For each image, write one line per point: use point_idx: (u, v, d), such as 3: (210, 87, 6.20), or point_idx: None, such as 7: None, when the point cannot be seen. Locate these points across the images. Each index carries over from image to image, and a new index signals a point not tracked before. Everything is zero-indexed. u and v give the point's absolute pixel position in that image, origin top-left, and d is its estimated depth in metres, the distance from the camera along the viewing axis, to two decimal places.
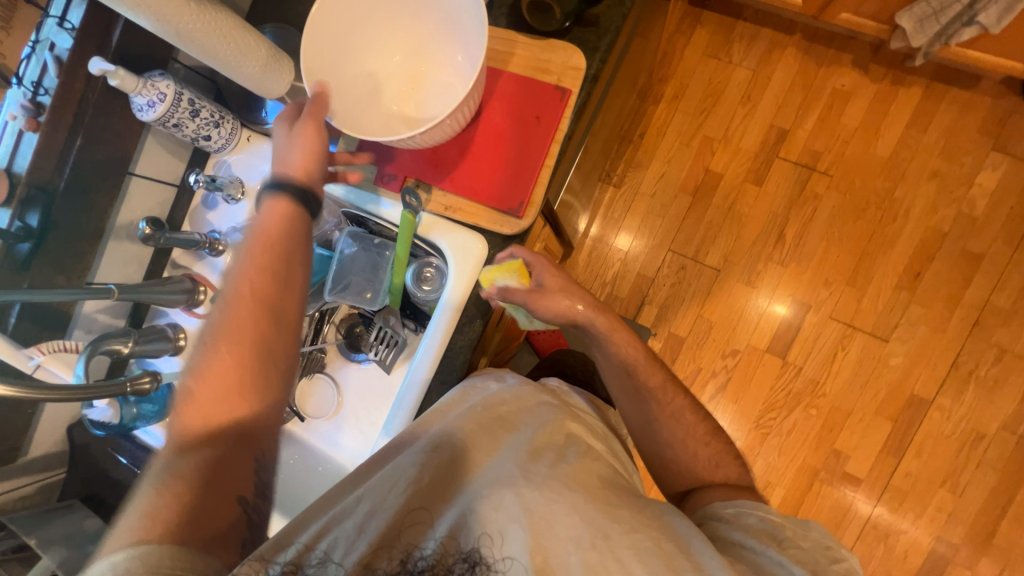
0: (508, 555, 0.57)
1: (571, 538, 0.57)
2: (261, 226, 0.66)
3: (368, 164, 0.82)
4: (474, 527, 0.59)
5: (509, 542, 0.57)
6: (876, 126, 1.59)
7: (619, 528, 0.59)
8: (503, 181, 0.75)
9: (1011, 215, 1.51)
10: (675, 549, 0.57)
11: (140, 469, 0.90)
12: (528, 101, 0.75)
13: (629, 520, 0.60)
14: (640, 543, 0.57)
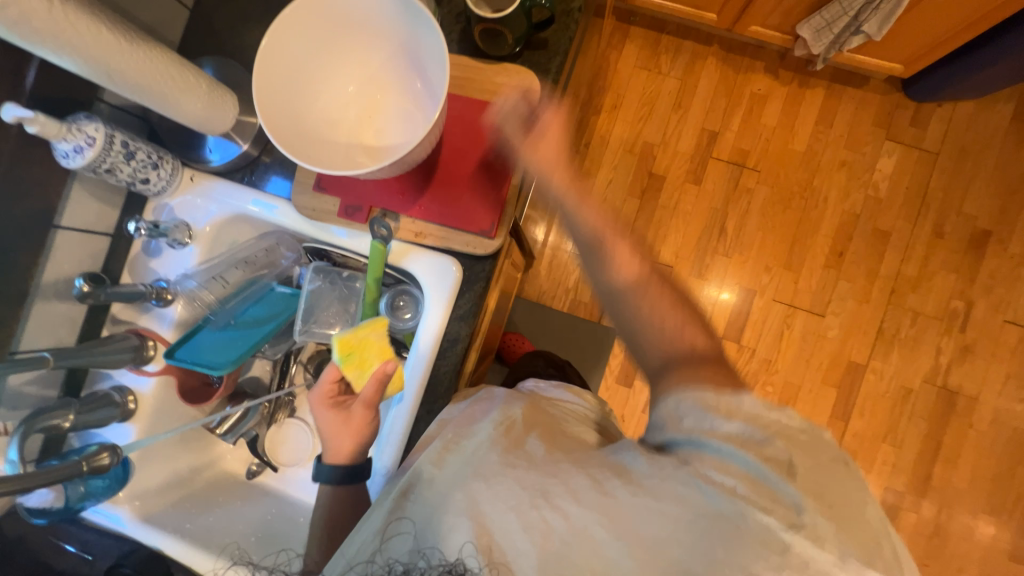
0: (460, 550, 0.54)
1: (513, 507, 0.54)
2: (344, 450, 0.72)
3: (329, 197, 0.79)
4: (433, 537, 0.56)
5: (457, 534, 0.55)
6: (791, 125, 1.76)
7: (558, 481, 0.55)
8: (472, 204, 0.76)
9: (908, 194, 1.72)
10: (611, 476, 0.55)
11: (92, 556, 0.79)
12: (488, 124, 0.76)
13: (571, 470, 0.56)
14: (579, 488, 0.54)
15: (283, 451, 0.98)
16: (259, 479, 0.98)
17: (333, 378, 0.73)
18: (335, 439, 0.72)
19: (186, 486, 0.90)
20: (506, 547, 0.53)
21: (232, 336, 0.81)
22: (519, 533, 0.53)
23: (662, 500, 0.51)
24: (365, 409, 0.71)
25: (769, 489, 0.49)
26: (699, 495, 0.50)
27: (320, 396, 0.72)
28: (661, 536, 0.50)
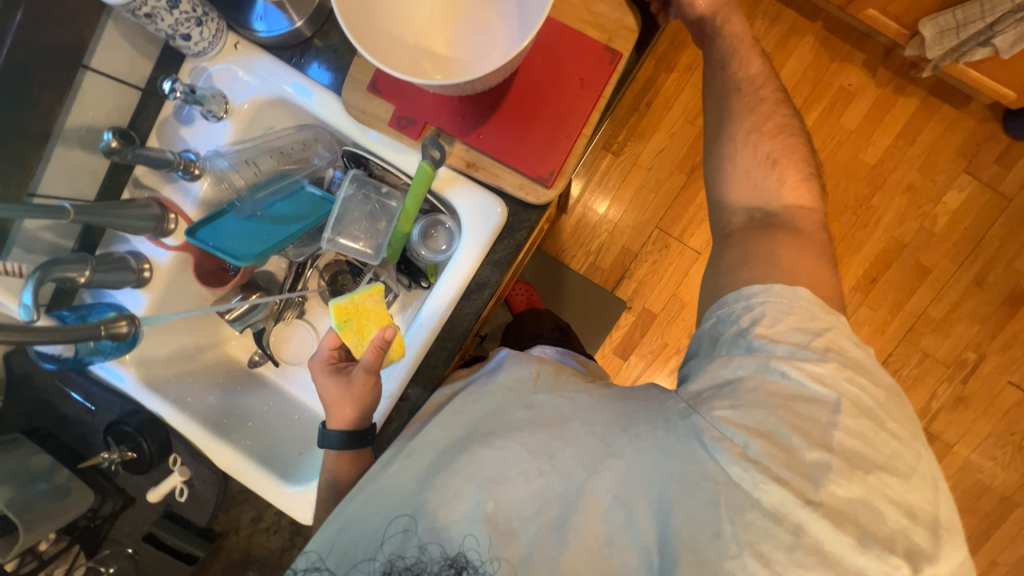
0: (471, 523, 0.57)
1: (521, 474, 0.58)
2: (344, 412, 0.74)
3: (382, 102, 0.72)
4: (430, 531, 0.59)
5: (464, 514, 0.58)
6: (872, 134, 1.62)
7: (567, 447, 0.58)
8: (535, 145, 0.70)
9: (964, 234, 1.63)
10: (616, 436, 0.56)
11: (95, 407, 0.83)
12: (573, 59, 0.68)
13: (576, 430, 0.58)
14: (581, 454, 0.57)
15: (286, 348, 0.99)
16: (260, 369, 0.99)
17: (334, 343, 0.78)
18: (338, 402, 0.74)
19: (192, 361, 0.91)
20: (513, 516, 0.57)
21: (254, 229, 0.77)
22: (524, 497, 0.57)
23: (661, 464, 0.53)
24: (360, 379, 0.73)
25: (785, 464, 0.50)
26: (705, 461, 0.52)
27: (320, 362, 0.77)
28: (660, 501, 0.53)
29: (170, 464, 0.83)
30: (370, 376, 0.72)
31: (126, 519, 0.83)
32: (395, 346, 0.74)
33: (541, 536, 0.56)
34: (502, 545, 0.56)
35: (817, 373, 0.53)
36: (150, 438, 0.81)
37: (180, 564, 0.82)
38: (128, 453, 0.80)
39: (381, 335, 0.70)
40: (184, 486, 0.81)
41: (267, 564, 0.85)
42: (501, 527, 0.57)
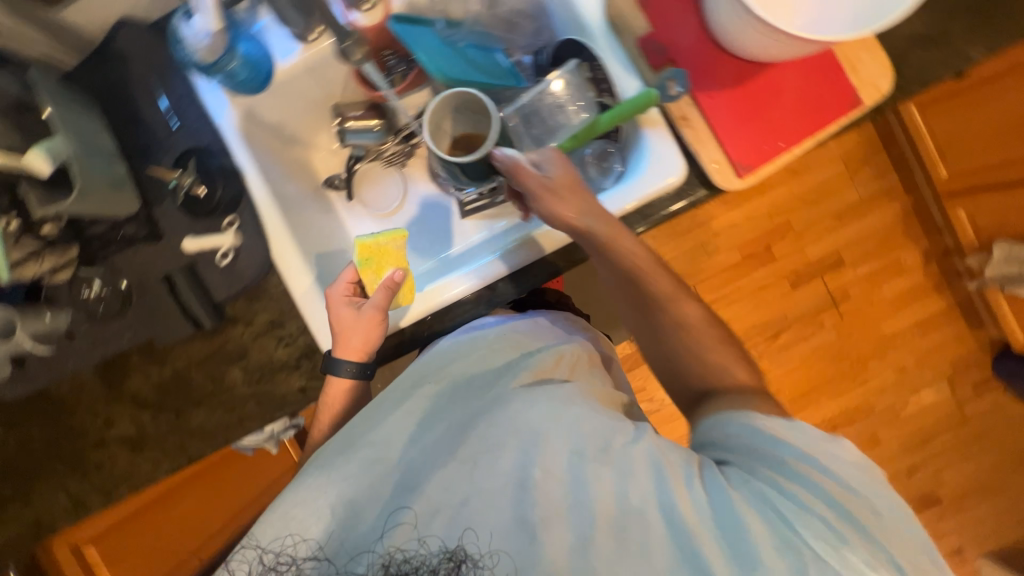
0: (501, 519, 0.54)
1: (570, 454, 0.56)
2: (346, 331, 0.72)
3: (642, 18, 0.72)
4: (441, 521, 0.55)
5: (498, 499, 0.54)
6: (915, 325, 1.61)
7: (621, 439, 0.58)
8: (748, 135, 0.70)
9: (937, 434, 1.64)
10: (681, 461, 0.55)
11: (177, 126, 0.75)
12: (818, 85, 0.70)
13: (642, 441, 0.57)
14: (640, 458, 0.56)
15: (367, 189, 0.94)
16: (330, 193, 0.93)
17: (352, 280, 0.75)
18: (344, 332, 0.72)
19: (286, 145, 0.86)
20: (558, 502, 0.54)
21: (456, 60, 0.76)
22: (574, 487, 0.55)
23: (715, 501, 0.51)
24: (365, 317, 0.71)
25: (852, 533, 0.49)
26: (746, 511, 0.50)
27: (331, 292, 0.74)
28: (722, 533, 0.50)
29: (224, 224, 0.75)
30: (381, 320, 0.72)
31: (138, 254, 0.76)
32: (405, 291, 0.75)
33: (596, 526, 0.53)
34: (543, 536, 0.52)
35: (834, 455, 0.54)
36: (226, 186, 0.74)
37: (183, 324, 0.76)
38: (199, 188, 0.73)
39: (399, 275, 0.72)
40: (230, 252, 0.75)
41: (261, 370, 0.79)
42: (543, 510, 0.53)
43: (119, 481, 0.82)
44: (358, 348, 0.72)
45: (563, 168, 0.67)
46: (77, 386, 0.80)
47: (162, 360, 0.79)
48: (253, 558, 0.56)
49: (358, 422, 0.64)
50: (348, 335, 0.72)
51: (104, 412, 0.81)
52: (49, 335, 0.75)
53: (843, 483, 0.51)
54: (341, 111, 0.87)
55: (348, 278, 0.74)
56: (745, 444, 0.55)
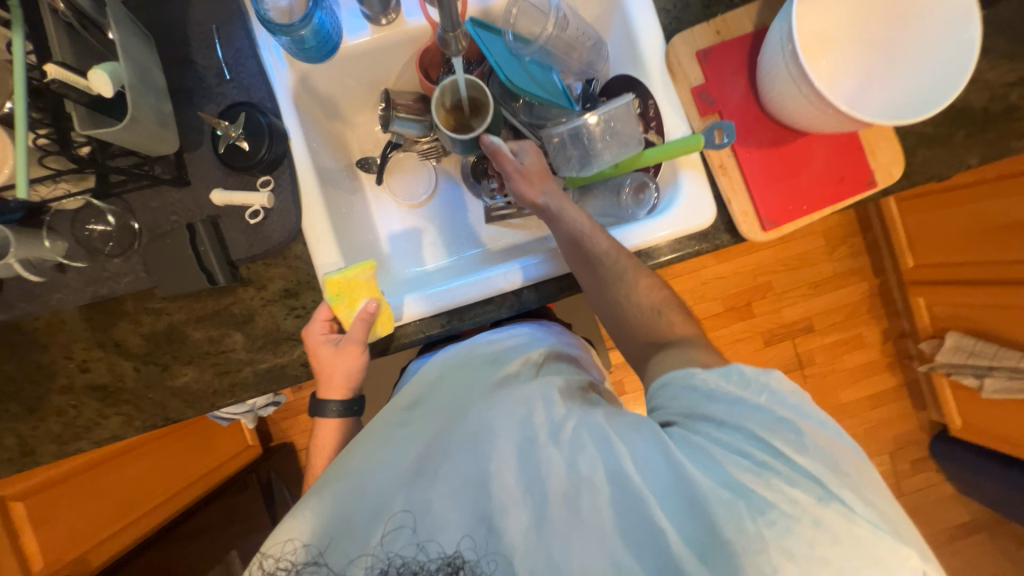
0: (479, 515, 0.53)
1: (525, 441, 0.57)
2: (328, 364, 0.71)
3: (698, 70, 0.78)
4: (431, 525, 0.53)
5: (464, 492, 0.54)
6: (869, 399, 1.71)
7: (573, 421, 0.57)
8: (776, 193, 0.77)
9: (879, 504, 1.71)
10: (622, 428, 0.56)
11: (228, 77, 0.74)
12: (842, 158, 0.77)
13: (589, 421, 0.57)
14: (584, 437, 0.55)
15: (398, 178, 0.94)
16: (361, 174, 0.92)
17: (329, 317, 0.73)
18: (326, 366, 0.71)
19: (330, 118, 0.86)
20: (516, 488, 0.53)
21: (520, 72, 0.78)
22: (532, 471, 0.54)
23: (651, 462, 0.51)
24: (337, 356, 0.71)
25: (781, 459, 0.48)
26: (682, 460, 0.50)
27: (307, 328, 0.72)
28: (664, 491, 0.50)
29: (258, 183, 0.74)
30: (358, 355, 0.72)
31: (159, 197, 0.73)
32: (381, 322, 0.73)
33: (560, 508, 0.52)
34: (505, 522, 0.52)
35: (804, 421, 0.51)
36: (270, 147, 0.72)
37: (189, 278, 0.71)
38: (242, 142, 0.71)
39: (367, 308, 0.70)
40: (260, 212, 0.73)
41: (264, 339, 0.76)
42: (504, 497, 0.53)
43: (79, 433, 0.75)
44: (340, 385, 0.72)
45: (534, 158, 0.75)
46: (57, 323, 0.74)
47: (157, 310, 0.75)
48: (258, 565, 0.53)
49: (340, 462, 0.60)
50: (329, 373, 0.72)
51: (78, 355, 0.75)
52: (41, 263, 0.71)
53: (777, 417, 0.51)
54: (389, 96, 0.81)
55: (321, 314, 0.72)
56: (685, 406, 0.56)
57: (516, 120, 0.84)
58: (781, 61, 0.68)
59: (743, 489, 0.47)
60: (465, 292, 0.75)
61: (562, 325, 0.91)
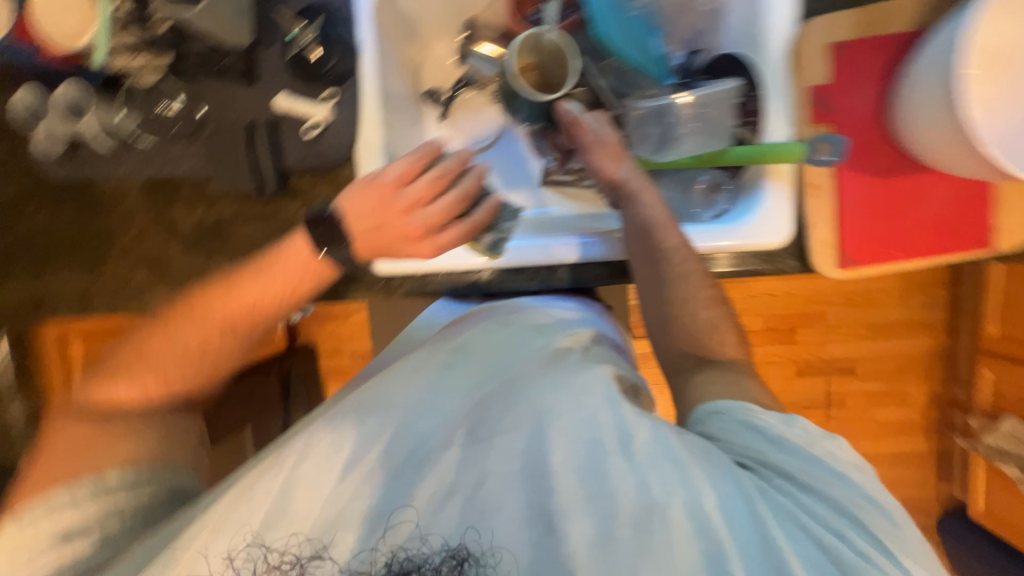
0: (523, 518, 0.49)
1: (593, 442, 0.51)
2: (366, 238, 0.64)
3: (825, 69, 0.68)
4: (475, 509, 0.49)
5: (518, 483, 0.50)
6: (915, 477, 1.50)
7: (644, 435, 0.51)
8: (869, 229, 0.70)
9: None
10: (695, 454, 0.51)
11: None
12: (957, 210, 0.69)
13: (654, 444, 0.50)
14: (658, 457, 0.50)
15: (463, 118, 0.87)
16: (425, 104, 0.86)
17: (433, 176, 0.64)
18: (365, 230, 0.63)
19: (408, 40, 0.81)
20: (580, 495, 0.49)
21: (616, 28, 0.69)
22: (598, 480, 0.49)
23: (733, 508, 0.48)
24: (406, 217, 0.64)
25: (873, 538, 0.47)
26: (766, 514, 0.48)
27: (412, 161, 0.64)
28: (745, 546, 0.47)
29: (321, 96, 0.72)
30: (416, 239, 0.65)
31: (226, 89, 0.73)
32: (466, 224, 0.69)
33: (624, 525, 0.48)
34: (564, 527, 0.48)
35: (884, 494, 0.50)
36: (340, 60, 0.71)
37: (246, 177, 0.74)
38: (315, 53, 0.71)
39: (460, 232, 0.65)
40: (318, 126, 0.72)
41: None
42: (565, 499, 0.49)
43: (126, 297, 0.81)
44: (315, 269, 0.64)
45: (612, 131, 0.66)
46: (121, 192, 0.79)
47: (210, 201, 0.78)
48: (258, 556, 0.49)
49: (358, 403, 0.57)
50: (381, 227, 0.64)
51: (136, 227, 0.79)
52: (113, 133, 0.74)
53: (868, 496, 0.49)
54: (473, 30, 0.78)
55: (435, 176, 0.64)
56: (753, 450, 0.52)
57: (600, 81, 0.73)
58: (937, 81, 0.59)
59: (832, 568, 0.46)
60: (505, 254, 0.72)
61: (603, 305, 0.86)
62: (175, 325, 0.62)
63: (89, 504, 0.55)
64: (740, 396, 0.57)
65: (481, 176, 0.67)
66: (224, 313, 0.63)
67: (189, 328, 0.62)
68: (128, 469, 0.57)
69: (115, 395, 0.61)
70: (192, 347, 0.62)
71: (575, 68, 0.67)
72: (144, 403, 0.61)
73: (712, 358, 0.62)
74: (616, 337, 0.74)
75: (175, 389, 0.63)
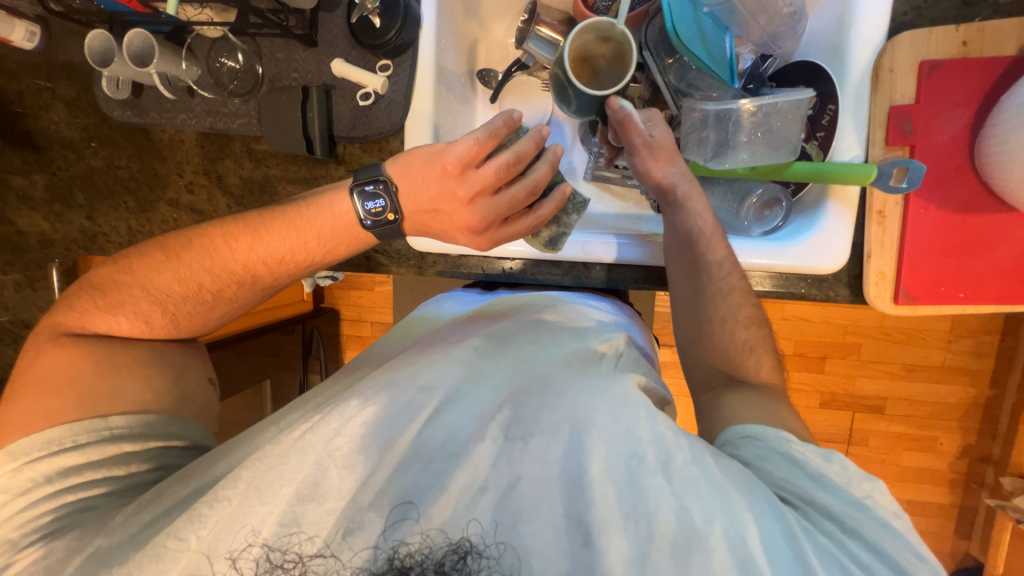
0: (545, 532, 0.44)
1: (628, 453, 0.47)
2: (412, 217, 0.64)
3: (909, 89, 0.63)
4: (496, 513, 0.45)
5: (548, 489, 0.45)
6: (932, 527, 1.42)
7: (684, 453, 0.47)
8: (935, 264, 0.65)
9: None
10: (736, 483, 0.46)
11: None
12: None
13: (691, 465, 0.46)
14: (697, 480, 0.45)
15: (513, 102, 0.84)
16: (477, 85, 0.84)
17: (504, 163, 0.59)
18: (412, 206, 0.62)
19: (467, 18, 0.79)
20: (616, 509, 0.44)
21: (691, 25, 0.64)
22: (629, 494, 0.45)
23: (776, 540, 0.43)
24: (467, 207, 0.61)
25: None
26: (808, 549, 0.43)
27: (483, 139, 0.58)
28: None
29: (377, 67, 0.73)
30: (476, 230, 0.63)
31: (287, 48, 0.74)
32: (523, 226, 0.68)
33: (656, 549, 0.43)
34: (600, 542, 0.43)
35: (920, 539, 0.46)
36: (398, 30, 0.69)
37: (294, 138, 0.73)
38: (375, 20, 0.69)
39: (526, 226, 0.64)
40: (372, 95, 0.73)
41: None
42: (601, 511, 0.44)
43: None
44: (323, 239, 0.62)
45: (665, 130, 0.63)
46: (176, 141, 0.81)
47: (258, 159, 0.79)
48: (259, 555, 0.44)
49: (377, 380, 0.54)
50: (439, 211, 0.63)
51: (187, 176, 0.82)
52: (175, 81, 0.76)
53: (915, 551, 0.44)
54: (535, 9, 0.74)
55: (509, 161, 0.59)
56: (791, 483, 0.48)
57: (662, 79, 0.70)
58: None
59: None
60: (566, 248, 0.70)
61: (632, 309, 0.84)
62: (184, 263, 0.62)
63: (73, 456, 0.53)
64: (776, 425, 0.53)
65: (556, 161, 0.63)
66: (233, 258, 0.62)
67: (199, 271, 0.62)
68: (121, 427, 0.55)
69: (114, 327, 0.61)
70: (202, 289, 0.62)
71: (636, 59, 0.61)
72: (140, 336, 0.61)
73: (748, 381, 0.60)
74: (642, 346, 0.71)
75: (177, 328, 0.63)
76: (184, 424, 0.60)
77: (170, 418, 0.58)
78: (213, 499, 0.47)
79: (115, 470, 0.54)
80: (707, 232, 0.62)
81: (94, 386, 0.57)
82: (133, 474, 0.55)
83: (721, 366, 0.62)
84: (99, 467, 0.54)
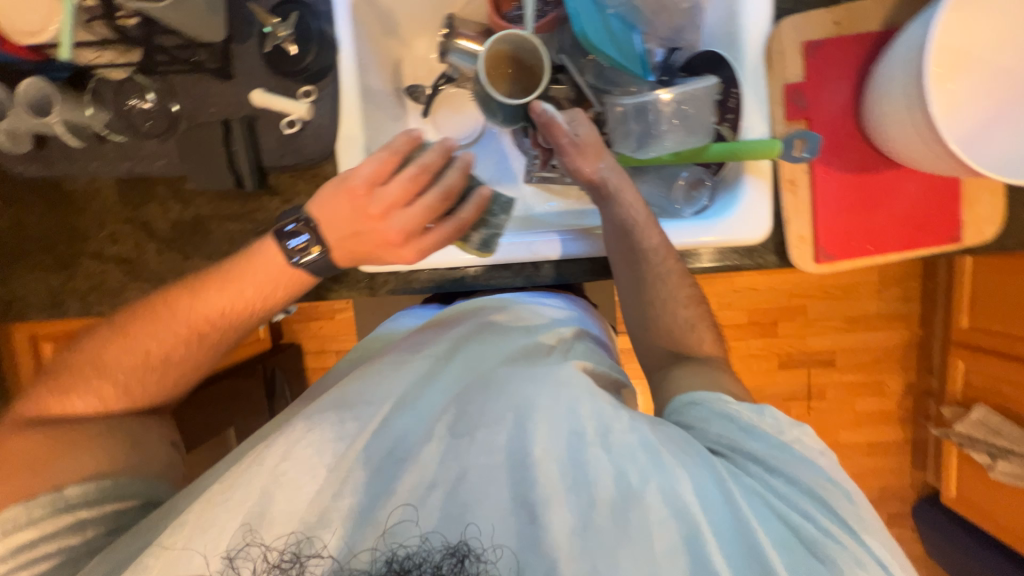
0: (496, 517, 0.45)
1: (570, 432, 0.49)
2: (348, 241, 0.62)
3: (799, 67, 0.70)
4: (449, 507, 0.46)
5: (495, 475, 0.47)
6: (891, 465, 1.54)
7: (621, 424, 0.49)
8: (845, 222, 0.71)
9: None
10: (671, 445, 0.49)
11: None
12: (927, 207, 0.71)
13: (628, 434, 0.49)
14: (635, 447, 0.48)
15: (445, 115, 0.86)
16: (408, 101, 0.84)
17: (413, 175, 0.59)
18: (343, 228, 0.61)
19: (388, 37, 0.80)
20: (559, 484, 0.46)
21: (598, 26, 0.69)
22: (568, 468, 0.47)
23: (707, 488, 0.47)
24: (383, 221, 0.60)
25: (852, 535, 0.45)
26: (734, 492, 0.47)
27: (385, 158, 0.59)
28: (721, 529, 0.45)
29: (300, 93, 0.72)
30: (396, 243, 0.61)
31: (201, 83, 0.72)
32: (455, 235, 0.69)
33: (601, 516, 0.45)
34: (545, 516, 0.45)
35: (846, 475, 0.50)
36: (316, 54, 0.70)
37: (222, 173, 0.71)
38: (292, 48, 0.70)
39: (446, 235, 0.63)
40: (297, 122, 0.72)
41: None
42: (546, 488, 0.46)
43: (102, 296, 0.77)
44: (277, 281, 0.61)
45: (590, 129, 0.66)
46: (93, 191, 0.76)
47: (186, 199, 0.75)
48: (258, 555, 0.44)
49: (324, 403, 0.53)
50: (359, 233, 0.61)
51: (109, 226, 0.77)
52: (82, 129, 0.72)
53: (830, 479, 0.48)
54: (452, 24, 0.76)
55: (414, 173, 0.59)
56: (723, 435, 0.52)
57: (581, 79, 0.74)
58: (902, 78, 0.61)
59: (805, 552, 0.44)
60: (512, 250, 0.72)
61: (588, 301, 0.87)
62: (135, 332, 0.59)
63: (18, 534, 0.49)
64: (723, 390, 0.56)
65: (466, 168, 0.62)
66: (184, 317, 0.59)
67: (150, 337, 0.59)
68: (74, 493, 0.52)
69: (66, 409, 0.57)
70: (151, 353, 0.59)
71: (549, 63, 0.65)
72: (95, 412, 0.57)
73: (695, 353, 0.63)
74: (599, 339, 0.74)
75: (132, 398, 0.59)
76: (143, 480, 0.56)
77: (127, 475, 0.55)
78: (158, 548, 0.44)
79: (70, 538, 0.50)
80: (637, 217, 0.65)
81: (29, 456, 0.52)
82: (90, 539, 0.51)
83: (670, 342, 0.65)
84: (51, 539, 0.50)
